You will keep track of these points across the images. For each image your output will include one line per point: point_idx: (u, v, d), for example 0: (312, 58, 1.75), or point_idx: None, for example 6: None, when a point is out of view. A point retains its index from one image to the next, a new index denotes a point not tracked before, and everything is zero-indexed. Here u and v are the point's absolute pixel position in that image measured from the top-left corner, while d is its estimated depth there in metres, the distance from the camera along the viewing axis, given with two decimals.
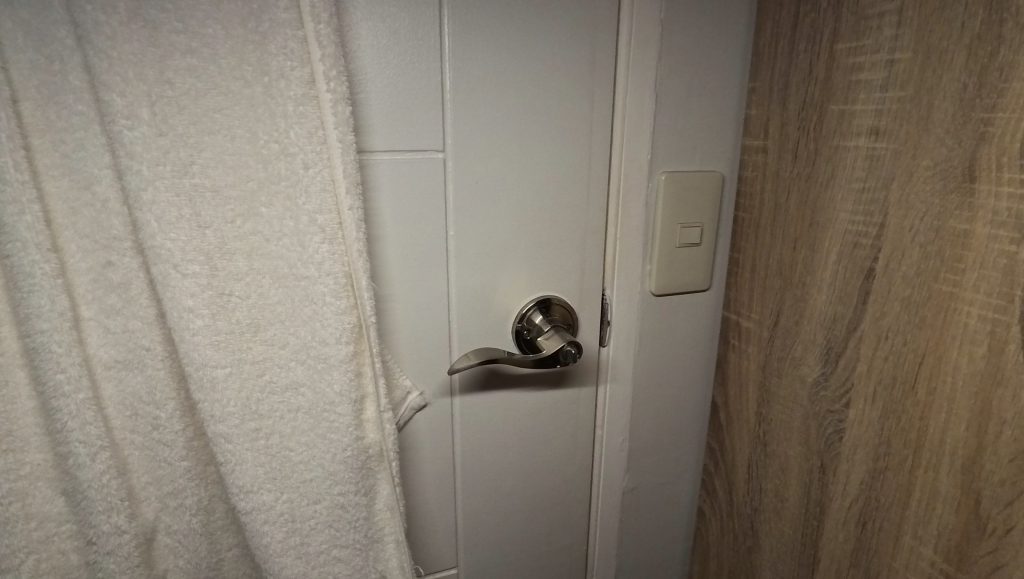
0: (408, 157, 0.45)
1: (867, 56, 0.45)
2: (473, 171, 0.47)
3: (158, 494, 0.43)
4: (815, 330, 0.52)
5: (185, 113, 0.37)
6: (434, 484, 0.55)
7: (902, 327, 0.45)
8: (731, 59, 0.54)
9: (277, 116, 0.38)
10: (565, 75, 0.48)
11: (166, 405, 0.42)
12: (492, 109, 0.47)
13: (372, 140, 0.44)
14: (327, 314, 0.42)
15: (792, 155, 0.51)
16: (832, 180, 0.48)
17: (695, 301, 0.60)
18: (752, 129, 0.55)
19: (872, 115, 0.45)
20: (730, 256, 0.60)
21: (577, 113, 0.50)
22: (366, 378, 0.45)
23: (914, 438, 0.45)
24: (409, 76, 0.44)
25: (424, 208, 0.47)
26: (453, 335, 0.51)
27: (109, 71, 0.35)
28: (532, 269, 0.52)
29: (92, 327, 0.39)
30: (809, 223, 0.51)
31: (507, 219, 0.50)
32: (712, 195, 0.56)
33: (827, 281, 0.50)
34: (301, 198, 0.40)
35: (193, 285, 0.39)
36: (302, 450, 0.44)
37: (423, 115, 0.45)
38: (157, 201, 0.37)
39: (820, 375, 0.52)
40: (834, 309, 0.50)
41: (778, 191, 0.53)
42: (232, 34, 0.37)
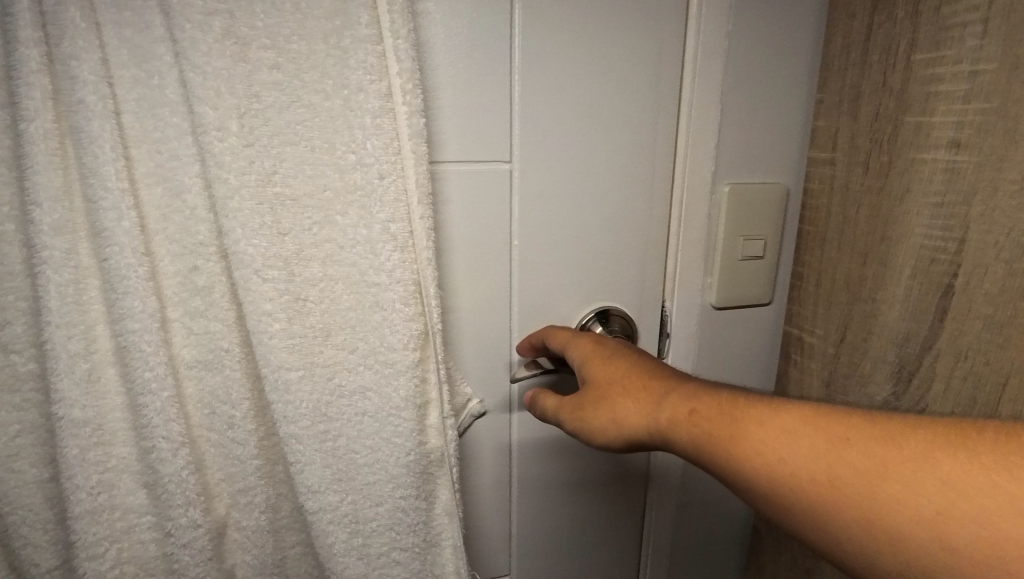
0: (476, 167, 0.46)
1: (946, 66, 0.44)
2: (538, 181, 0.48)
3: (229, 490, 0.45)
4: (885, 348, 0.51)
5: (270, 125, 0.38)
6: (491, 491, 0.55)
7: (984, 346, 0.44)
8: (800, 70, 0.53)
9: (354, 127, 0.40)
10: (630, 86, 0.49)
11: (241, 405, 0.43)
12: (558, 120, 0.47)
13: (444, 151, 0.45)
14: (396, 320, 0.43)
15: (863, 167, 0.50)
16: (906, 194, 0.47)
17: (755, 315, 0.59)
18: (819, 141, 0.54)
19: (952, 127, 0.44)
20: (792, 269, 0.59)
21: (642, 123, 0.50)
22: (429, 383, 0.46)
23: None
24: (480, 87, 0.45)
25: (492, 216, 0.48)
26: (514, 343, 0.52)
27: (203, 85, 0.36)
28: (593, 279, 0.52)
29: (178, 328, 0.41)
30: (880, 237, 0.50)
31: (570, 228, 0.50)
32: (776, 207, 0.56)
33: (899, 298, 0.49)
34: (375, 207, 0.41)
35: (272, 290, 0.41)
36: (367, 453, 0.45)
37: (492, 127, 0.46)
38: (242, 208, 0.39)
39: (891, 394, 0.51)
40: (907, 327, 0.49)
41: (847, 204, 0.52)
42: (315, 50, 0.38)
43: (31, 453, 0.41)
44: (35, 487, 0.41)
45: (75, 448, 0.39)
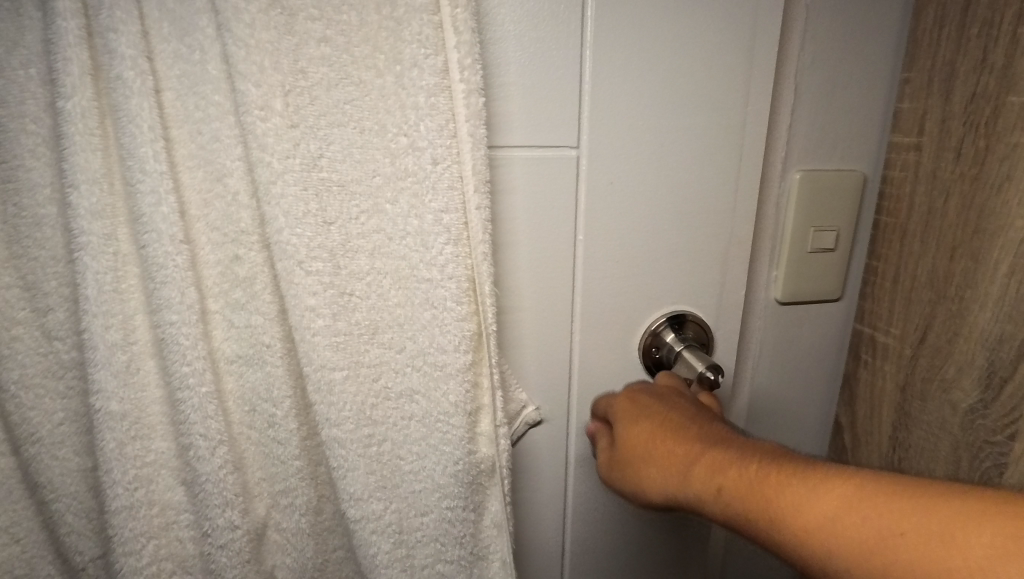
0: (541, 153, 0.42)
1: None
2: (608, 170, 0.43)
3: (270, 490, 0.43)
4: (974, 351, 0.46)
5: (316, 104, 0.35)
6: (545, 503, 0.52)
7: None
8: (884, 47, 0.48)
9: (407, 107, 0.36)
10: (719, 63, 0.43)
11: (282, 404, 0.40)
12: (635, 102, 0.42)
13: (505, 136, 0.41)
14: (447, 318, 0.39)
15: (956, 153, 0.45)
16: (1008, 180, 0.42)
17: (823, 313, 0.55)
18: (903, 125, 0.49)
19: None
20: (865, 264, 0.54)
21: (730, 106, 0.44)
22: (483, 385, 0.42)
23: None
24: (549, 63, 0.40)
25: (556, 207, 0.43)
26: (576, 349, 0.47)
27: (246, 60, 0.33)
28: (665, 280, 0.47)
29: (219, 320, 0.38)
30: (972, 230, 0.45)
31: (641, 224, 0.45)
32: (853, 196, 0.50)
33: (996, 296, 0.44)
34: (427, 195, 0.37)
35: (316, 283, 0.37)
36: (413, 460, 0.42)
37: (560, 108, 0.41)
38: (286, 195, 0.36)
39: (978, 402, 0.46)
40: (1001, 328, 0.44)
41: (935, 194, 0.47)
42: (367, 22, 0.35)
43: (74, 442, 0.39)
44: (79, 477, 0.40)
45: (112, 441, 0.37)
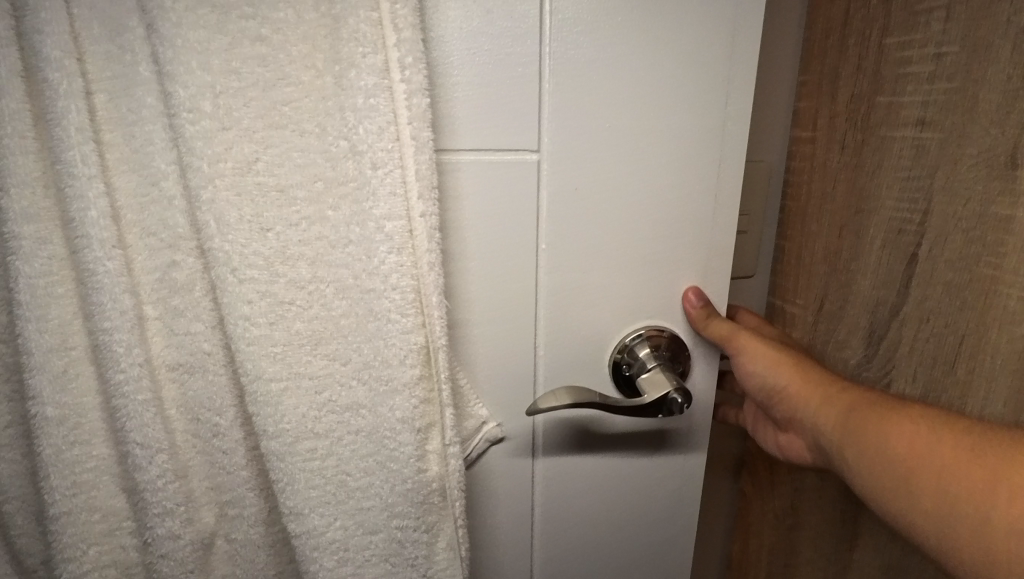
0: (500, 157, 0.39)
1: (916, 50, 0.44)
2: (575, 176, 0.41)
3: (217, 500, 0.42)
4: (858, 314, 0.51)
5: (252, 105, 0.33)
6: (510, 527, 0.48)
7: (945, 309, 0.44)
8: (783, 56, 0.54)
9: (346, 109, 0.34)
10: (694, 60, 0.40)
11: (226, 412, 0.40)
12: (606, 102, 0.40)
13: (454, 139, 0.38)
14: (388, 330, 0.38)
15: (840, 145, 0.50)
16: (879, 168, 0.47)
17: (738, 290, 0.60)
18: (801, 121, 0.54)
19: (919, 106, 0.44)
20: (775, 245, 0.58)
21: (708, 111, 0.41)
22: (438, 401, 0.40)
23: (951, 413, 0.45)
24: (508, 64, 0.38)
25: (517, 216, 0.41)
26: (539, 364, 0.45)
27: (175, 60, 0.32)
28: (638, 293, 0.44)
29: (157, 326, 0.37)
30: (856, 209, 0.50)
31: (612, 232, 0.42)
32: (759, 185, 0.56)
33: (873, 268, 0.49)
34: (368, 201, 0.36)
35: (251, 292, 0.36)
36: (360, 476, 0.40)
37: (519, 110, 0.39)
38: (217, 200, 0.34)
39: (863, 356, 0.51)
40: (878, 294, 0.49)
41: (827, 181, 0.52)
42: (305, 19, 0.33)
43: (20, 444, 0.39)
44: (26, 479, 0.40)
45: (50, 447, 0.37)
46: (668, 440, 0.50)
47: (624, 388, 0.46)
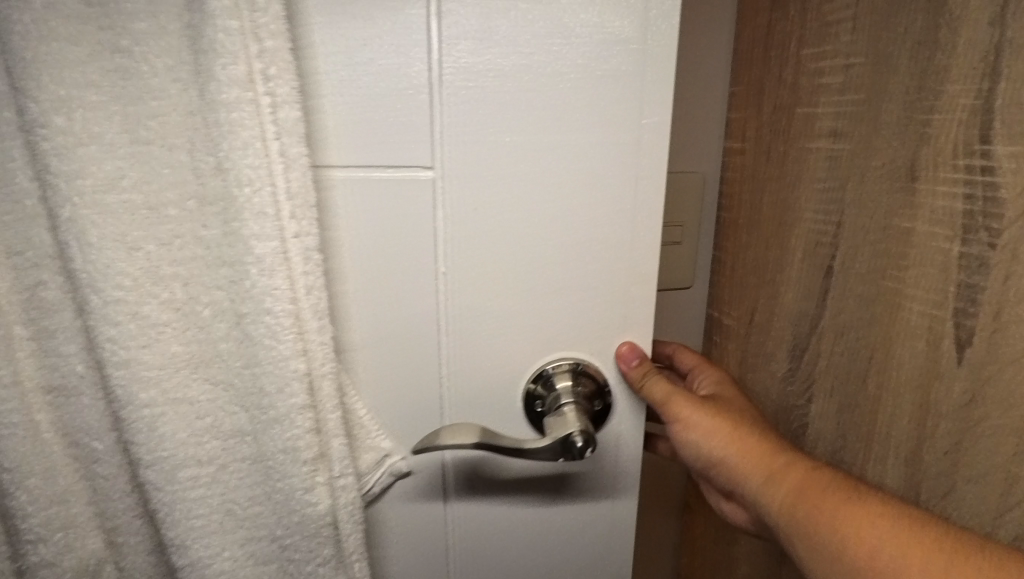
0: (388, 174, 0.38)
1: (830, 61, 0.44)
2: (470, 194, 0.39)
3: (105, 525, 0.40)
4: (784, 327, 0.50)
5: (115, 121, 0.32)
6: (420, 559, 0.47)
7: (856, 323, 0.43)
8: (717, 71, 0.55)
9: (211, 125, 0.32)
10: (590, 76, 0.37)
11: (104, 437, 0.38)
12: (497, 119, 0.37)
13: (335, 155, 0.37)
14: (263, 354, 0.35)
15: (765, 156, 0.50)
16: (799, 179, 0.47)
17: (678, 301, 0.60)
18: (733, 133, 0.54)
19: (832, 117, 0.44)
20: (714, 256, 0.58)
21: (619, 127, 0.38)
22: (324, 438, 0.37)
23: (866, 432, 0.42)
24: (391, 80, 0.36)
25: (409, 232, 0.39)
26: (443, 388, 0.43)
27: (25, 73, 0.30)
28: (548, 319, 0.42)
29: (26, 347, 0.36)
30: (779, 220, 0.49)
31: (513, 255, 0.40)
32: (694, 196, 0.56)
33: (795, 279, 0.48)
34: (239, 221, 0.33)
35: (119, 313, 0.34)
36: (248, 505, 0.39)
37: (405, 126, 0.37)
38: (76, 219, 0.32)
39: (788, 370, 0.50)
40: (801, 307, 0.48)
41: (755, 192, 0.52)
42: (167, 31, 0.31)
43: None
44: None
45: None
46: (590, 482, 0.47)
47: (539, 424, 0.44)
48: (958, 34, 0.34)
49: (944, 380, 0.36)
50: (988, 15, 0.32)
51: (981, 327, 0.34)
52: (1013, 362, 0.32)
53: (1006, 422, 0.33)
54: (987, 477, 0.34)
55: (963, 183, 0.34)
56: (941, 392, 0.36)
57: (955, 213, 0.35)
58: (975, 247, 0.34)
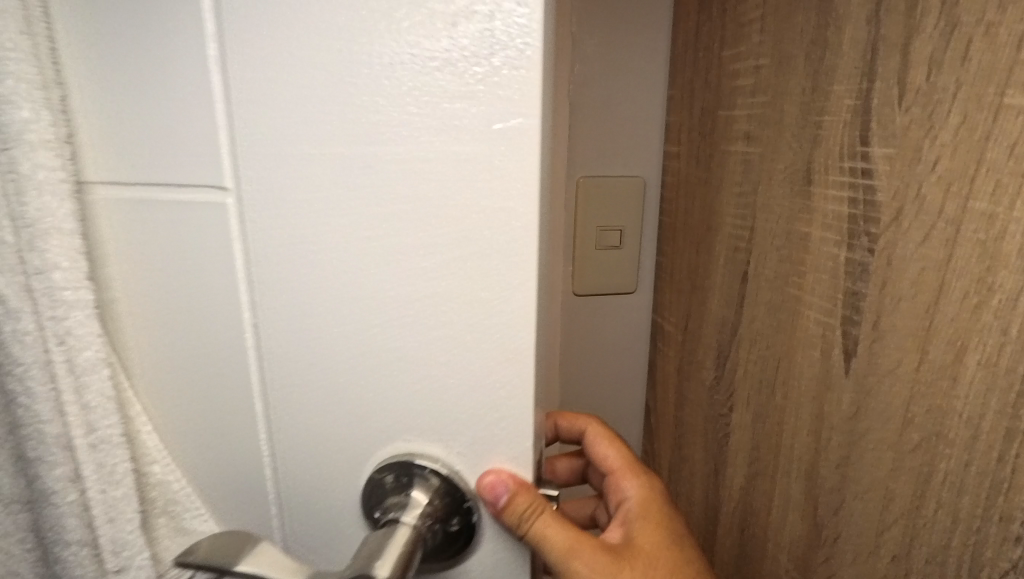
0: (173, 190, 0.27)
1: (742, 62, 0.42)
2: (269, 219, 0.26)
3: None
4: (711, 334, 0.48)
5: None
6: None
7: (765, 332, 0.41)
8: (654, 74, 0.54)
9: None
10: (437, 43, 0.23)
11: None
12: (285, 101, 0.24)
13: (98, 162, 0.27)
14: (19, 417, 0.25)
15: (694, 161, 0.50)
16: (720, 184, 0.46)
17: (622, 305, 0.60)
18: (671, 137, 0.54)
19: (745, 120, 0.42)
20: (656, 260, 0.58)
21: (461, 108, 0.23)
22: (104, 542, 0.27)
23: (775, 443, 0.41)
24: (150, 48, 0.25)
25: (192, 262, 0.28)
26: (264, 477, 0.30)
27: None
28: (390, 396, 0.27)
29: None
30: (706, 225, 0.48)
31: (334, 305, 0.27)
32: (634, 200, 0.57)
33: (718, 286, 0.47)
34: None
35: None
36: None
37: (179, 115, 0.26)
38: None
39: (714, 378, 0.48)
40: (723, 315, 0.47)
41: (686, 196, 0.51)
42: None
43: None
44: None
45: None
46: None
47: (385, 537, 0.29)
48: (842, 34, 0.33)
49: (835, 391, 0.35)
50: (867, 13, 0.31)
51: (864, 337, 0.32)
52: (890, 374, 0.31)
53: (885, 437, 0.31)
54: (870, 494, 0.33)
55: (847, 187, 0.33)
56: (832, 404, 0.35)
57: (842, 218, 0.34)
58: (859, 254, 0.33)
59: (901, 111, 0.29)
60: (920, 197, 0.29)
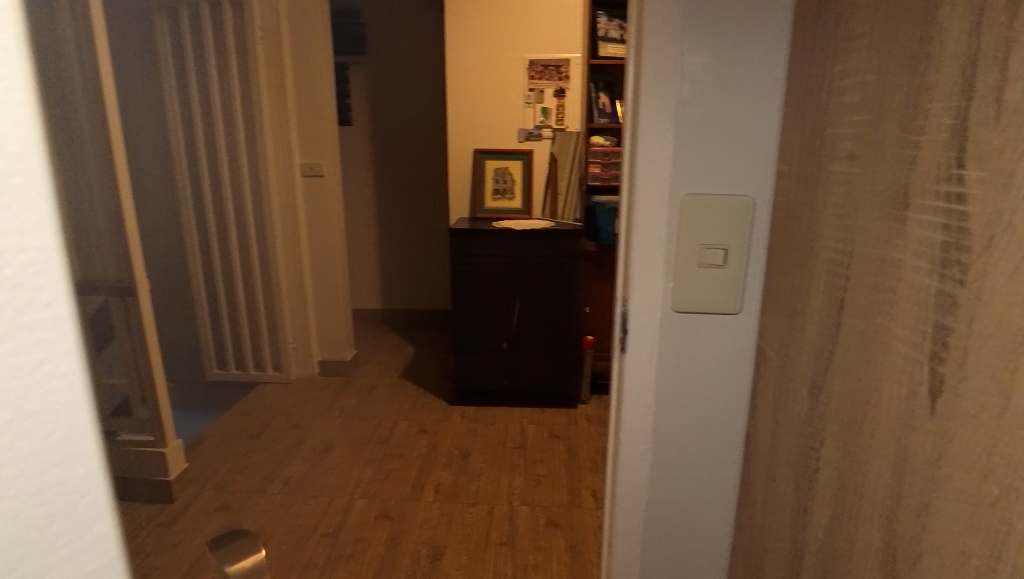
0: None
1: (850, 78, 0.40)
2: None
3: None
4: (807, 363, 0.46)
5: None
6: None
7: (857, 363, 0.39)
8: (769, 91, 0.53)
9: None
10: None
11: None
12: None
13: None
14: None
15: (803, 181, 0.48)
16: (823, 206, 0.43)
17: (724, 327, 0.58)
18: (784, 155, 0.52)
19: (850, 138, 0.40)
20: (764, 282, 0.56)
21: None
22: None
23: (859, 483, 0.38)
24: None
25: None
26: None
27: None
28: None
29: None
30: (808, 247, 0.46)
31: None
32: (742, 219, 0.55)
33: (816, 312, 0.45)
34: None
35: None
36: None
37: None
38: None
39: (808, 409, 0.46)
40: (819, 343, 0.44)
41: (795, 217, 0.49)
42: None
43: None
44: None
45: None
46: None
47: None
48: (943, 47, 0.30)
49: (917, 433, 0.32)
50: (968, 24, 0.29)
51: (949, 376, 0.30)
52: (972, 419, 0.28)
53: (963, 487, 0.28)
54: (946, 549, 0.30)
55: (942, 213, 0.30)
56: (914, 446, 0.32)
57: (935, 246, 0.31)
58: (949, 284, 0.30)
59: (997, 131, 0.27)
60: (1012, 226, 0.26)
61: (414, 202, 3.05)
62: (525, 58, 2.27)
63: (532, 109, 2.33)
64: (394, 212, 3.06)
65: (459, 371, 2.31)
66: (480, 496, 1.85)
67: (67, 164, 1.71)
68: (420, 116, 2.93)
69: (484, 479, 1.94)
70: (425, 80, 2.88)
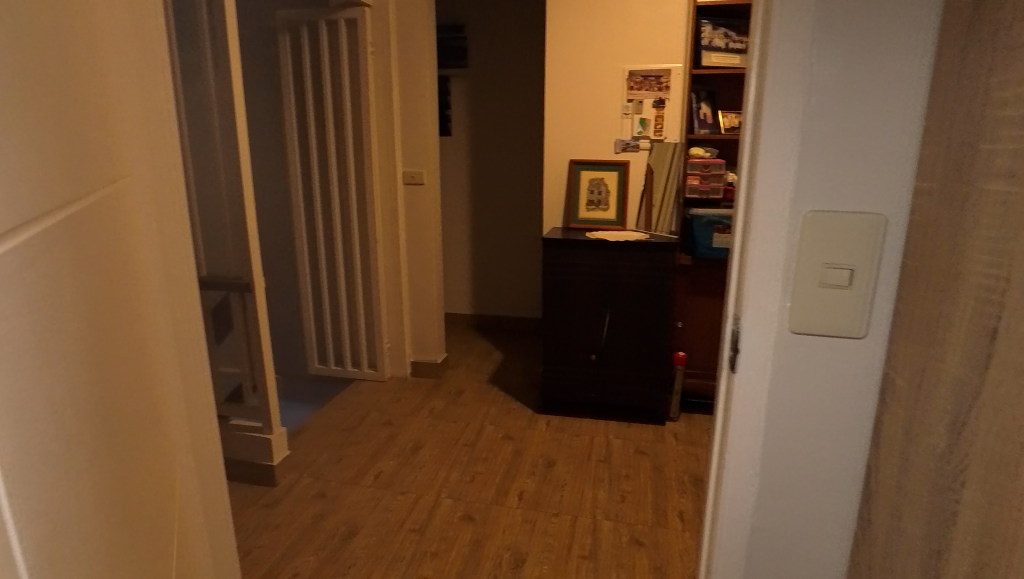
0: None
1: (1011, 92, 0.37)
2: None
3: None
4: (946, 395, 0.43)
5: None
6: None
7: (1012, 399, 0.36)
8: (907, 103, 0.50)
9: None
10: None
11: None
12: None
13: None
14: None
15: (947, 200, 0.44)
16: (973, 228, 0.40)
17: (846, 351, 0.56)
18: (923, 172, 0.49)
19: (1010, 156, 0.37)
20: (894, 306, 0.53)
21: None
22: None
23: (1012, 531, 0.35)
24: None
25: None
26: None
27: None
28: None
29: None
30: (952, 272, 0.43)
31: None
32: (872, 238, 0.52)
33: (960, 342, 0.41)
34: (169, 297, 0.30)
35: None
36: None
37: None
38: None
39: (946, 445, 0.42)
40: (963, 375, 0.41)
41: (936, 239, 0.46)
42: None
43: None
44: None
45: None
46: None
47: None
48: None
49: None
50: None
51: None
52: None
53: None
54: None
55: None
56: None
57: None
58: None
59: None
60: None
61: (507, 211, 3.10)
62: (624, 68, 2.25)
63: (629, 120, 2.30)
64: (487, 219, 3.13)
65: (546, 380, 2.32)
66: (563, 506, 1.85)
67: (199, 171, 1.89)
68: (516, 126, 2.98)
69: (567, 490, 1.93)
70: (522, 91, 2.93)
